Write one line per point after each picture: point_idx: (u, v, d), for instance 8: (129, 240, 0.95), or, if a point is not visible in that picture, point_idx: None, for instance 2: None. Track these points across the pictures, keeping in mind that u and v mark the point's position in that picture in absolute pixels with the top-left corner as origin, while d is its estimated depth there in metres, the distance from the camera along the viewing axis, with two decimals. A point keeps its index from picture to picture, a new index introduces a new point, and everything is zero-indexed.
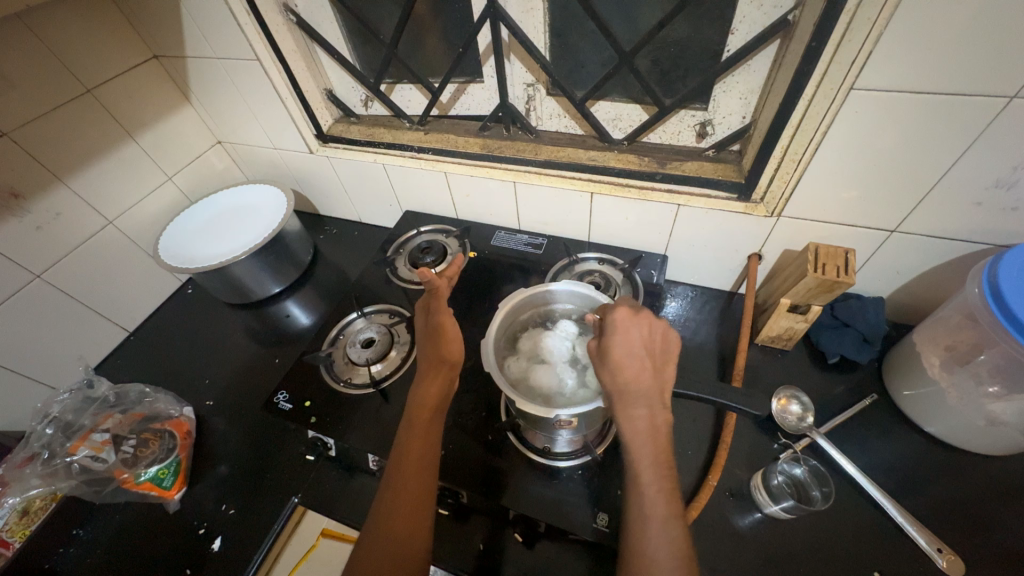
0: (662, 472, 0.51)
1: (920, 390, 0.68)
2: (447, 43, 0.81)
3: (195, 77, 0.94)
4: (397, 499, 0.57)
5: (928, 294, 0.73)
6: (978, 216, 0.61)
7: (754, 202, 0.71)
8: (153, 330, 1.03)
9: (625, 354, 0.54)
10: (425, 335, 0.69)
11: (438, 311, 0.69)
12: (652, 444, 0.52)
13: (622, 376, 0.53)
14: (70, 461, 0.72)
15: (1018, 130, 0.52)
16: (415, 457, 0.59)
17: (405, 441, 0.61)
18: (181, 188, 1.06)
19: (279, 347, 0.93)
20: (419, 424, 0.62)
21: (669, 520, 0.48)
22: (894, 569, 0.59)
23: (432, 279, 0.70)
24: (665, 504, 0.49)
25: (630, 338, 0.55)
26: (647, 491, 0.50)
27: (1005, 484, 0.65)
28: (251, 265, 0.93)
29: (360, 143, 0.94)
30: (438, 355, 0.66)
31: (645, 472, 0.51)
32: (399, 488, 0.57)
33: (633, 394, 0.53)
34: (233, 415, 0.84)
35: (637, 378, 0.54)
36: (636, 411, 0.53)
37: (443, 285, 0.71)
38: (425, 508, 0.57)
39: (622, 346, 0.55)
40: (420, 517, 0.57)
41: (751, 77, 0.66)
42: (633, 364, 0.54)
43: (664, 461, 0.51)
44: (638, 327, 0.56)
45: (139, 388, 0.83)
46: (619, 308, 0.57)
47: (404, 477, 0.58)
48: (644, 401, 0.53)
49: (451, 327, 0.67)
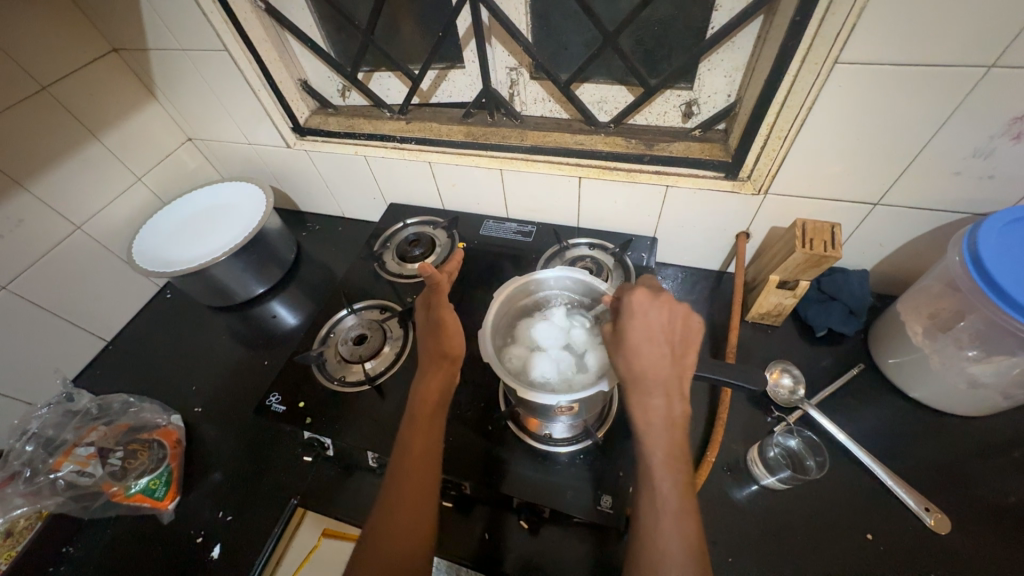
0: (675, 468, 0.52)
1: (904, 358, 0.71)
2: (425, 28, 0.78)
3: (159, 69, 0.89)
4: (398, 496, 0.57)
5: (909, 264, 0.75)
6: (957, 185, 0.63)
7: (742, 180, 0.72)
8: (131, 338, 0.99)
9: (643, 338, 0.55)
10: (426, 331, 0.68)
11: (438, 306, 0.67)
12: (668, 435, 0.53)
13: (638, 362, 0.54)
14: (54, 477, 0.69)
15: (996, 99, 0.53)
16: (417, 454, 0.59)
17: (406, 436, 0.61)
18: (153, 189, 1.01)
19: (267, 348, 0.91)
20: (420, 422, 0.61)
21: (681, 515, 0.50)
22: (886, 529, 0.62)
23: (432, 274, 0.68)
24: (678, 499, 0.50)
25: (649, 323, 0.55)
26: (661, 486, 0.51)
27: (985, 441, 0.68)
28: (233, 267, 0.90)
29: (339, 135, 0.91)
30: (440, 350, 0.65)
31: (659, 466, 0.52)
32: (403, 485, 0.57)
33: (649, 381, 0.54)
34: (224, 421, 0.82)
35: (655, 366, 0.54)
36: (653, 400, 0.53)
37: (444, 279, 0.70)
38: (426, 506, 0.57)
39: (639, 330, 0.55)
40: (422, 516, 0.56)
41: (735, 54, 0.66)
42: (650, 350, 0.55)
43: (678, 455, 0.52)
44: (658, 312, 0.56)
45: (123, 399, 0.80)
46: (637, 291, 0.57)
47: (404, 473, 0.58)
48: (661, 389, 0.54)
49: (451, 321, 0.66)
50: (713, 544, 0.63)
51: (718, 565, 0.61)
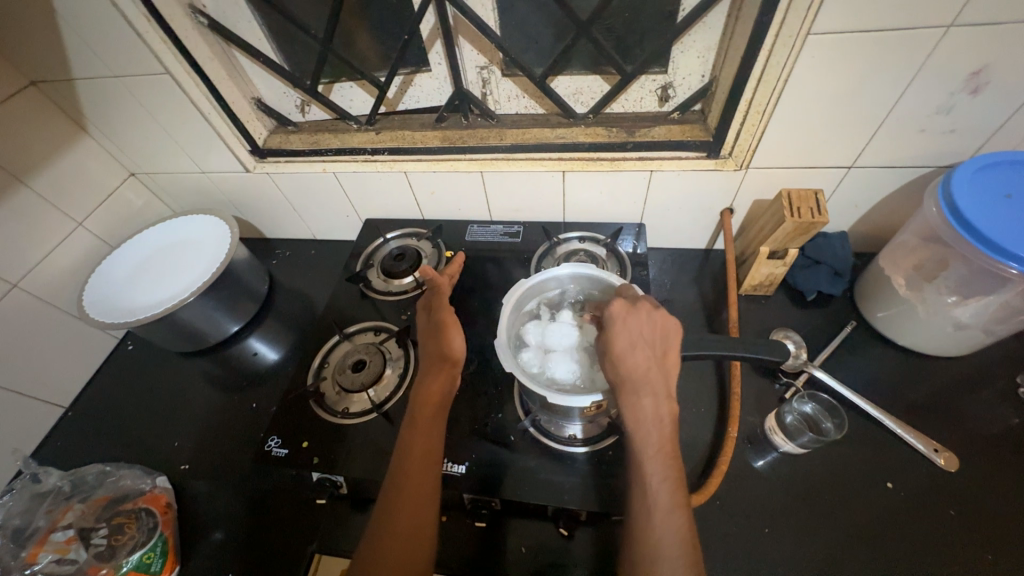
0: (665, 463, 0.50)
1: (892, 310, 0.74)
2: (387, 32, 0.74)
3: (89, 101, 0.80)
4: (394, 502, 0.54)
5: (882, 221, 0.79)
6: (923, 142, 0.66)
7: (723, 157, 0.73)
8: (93, 400, 0.89)
9: (626, 344, 0.56)
10: (427, 334, 0.67)
11: (441, 308, 0.68)
12: (657, 432, 0.52)
13: (624, 365, 0.55)
14: (32, 572, 0.61)
15: (954, 57, 0.56)
16: (416, 454, 0.56)
17: (407, 439, 0.58)
18: (97, 234, 0.91)
19: (253, 389, 0.84)
20: (420, 423, 0.59)
21: (672, 510, 0.48)
22: (902, 475, 0.65)
23: (433, 276, 0.71)
24: (669, 494, 0.49)
25: (630, 329, 0.57)
26: (652, 481, 0.50)
27: (973, 377, 0.73)
28: (202, 306, 0.83)
29: (303, 153, 0.85)
30: (442, 353, 0.64)
31: (649, 461, 0.51)
32: (403, 486, 0.54)
33: (636, 382, 0.54)
34: (216, 475, 0.75)
35: (640, 368, 0.54)
36: (640, 400, 0.53)
37: (445, 283, 0.72)
38: (427, 511, 0.54)
39: (621, 337, 0.56)
40: (422, 520, 0.53)
41: (707, 34, 0.67)
42: (633, 354, 0.55)
43: (668, 450, 0.51)
44: (638, 316, 0.57)
45: (97, 469, 0.73)
46: (615, 300, 0.59)
47: (402, 475, 0.55)
48: (648, 389, 0.53)
49: (453, 323, 0.67)
50: (748, 518, 0.64)
51: (757, 538, 0.62)
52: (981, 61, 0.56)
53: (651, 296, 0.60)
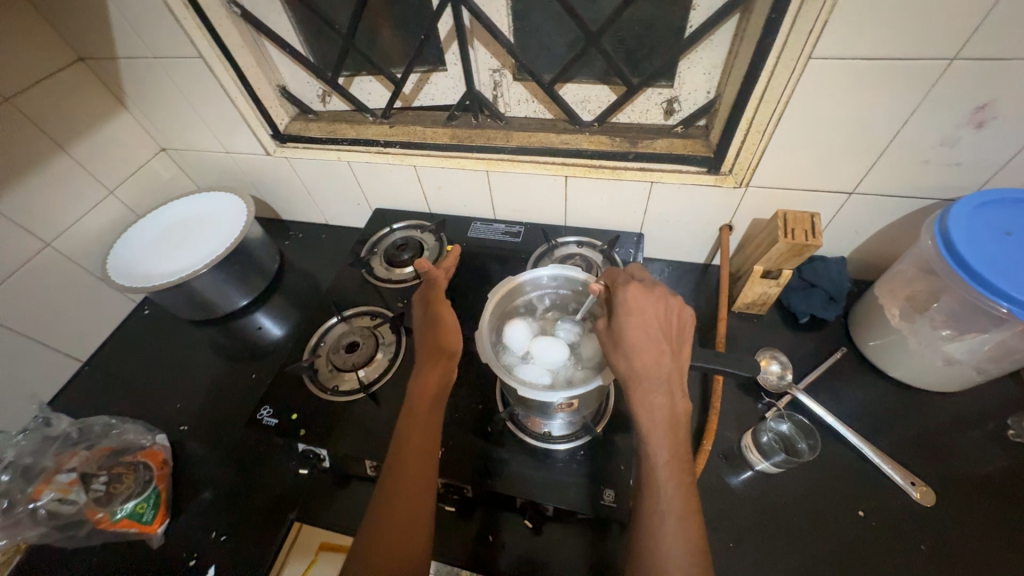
0: (680, 469, 0.53)
1: (884, 339, 0.74)
2: (407, 32, 0.78)
3: (129, 78, 0.86)
4: (392, 491, 0.56)
5: (883, 250, 0.79)
6: (926, 173, 0.66)
7: (723, 174, 0.74)
8: (108, 358, 0.95)
9: (641, 335, 0.55)
10: (424, 327, 0.69)
11: (437, 301, 0.70)
12: (672, 435, 0.54)
13: (640, 360, 0.55)
14: (35, 507, 0.66)
15: (958, 91, 0.56)
16: (415, 447, 0.59)
17: (404, 432, 0.60)
18: (126, 202, 0.97)
19: (254, 361, 0.89)
20: (418, 414, 0.61)
21: (685, 517, 0.51)
22: (875, 505, 0.64)
23: (428, 270, 0.72)
24: (682, 501, 0.51)
25: (645, 319, 0.56)
26: (666, 488, 0.52)
27: (962, 414, 0.71)
28: (214, 278, 0.88)
29: (321, 141, 0.90)
30: (438, 346, 0.65)
31: (663, 465, 0.53)
32: (401, 473, 0.57)
33: (651, 378, 0.55)
34: (211, 438, 0.79)
35: (655, 363, 0.55)
36: (656, 398, 0.54)
37: (440, 276, 0.73)
38: (425, 502, 0.56)
39: (636, 327, 0.56)
40: (419, 507, 0.56)
41: (713, 52, 0.68)
42: (648, 346, 0.55)
43: (682, 455, 0.53)
44: (653, 306, 0.57)
45: (104, 421, 0.77)
46: (630, 285, 0.58)
47: (401, 467, 0.57)
48: (663, 386, 0.55)
49: (449, 317, 0.68)
50: (713, 531, 0.64)
51: (720, 551, 0.63)
52: (986, 95, 0.56)
53: (663, 284, 0.60)
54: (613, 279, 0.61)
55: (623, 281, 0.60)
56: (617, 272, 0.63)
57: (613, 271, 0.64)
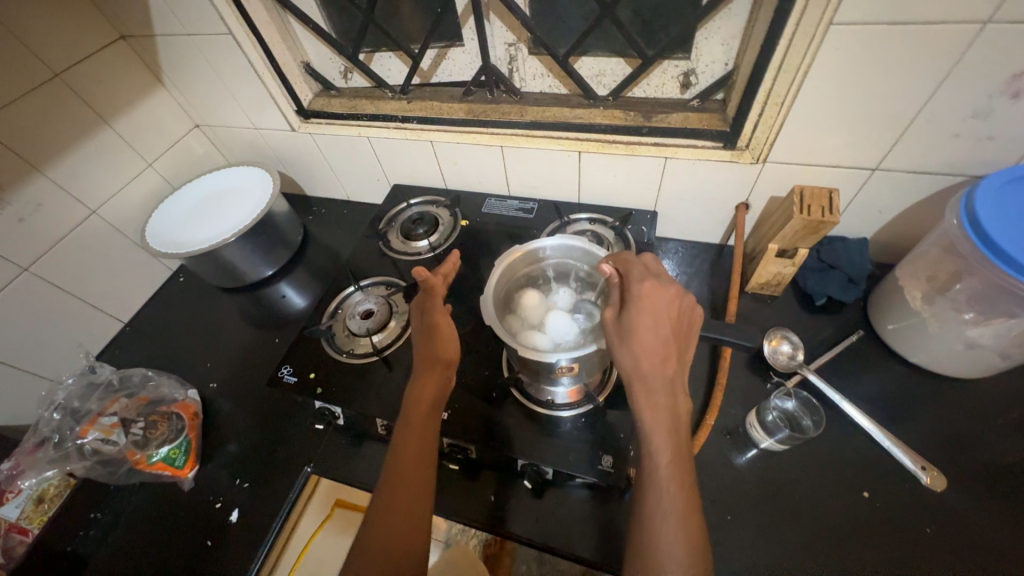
0: (682, 468, 0.52)
1: (903, 323, 0.71)
2: (425, 6, 0.79)
3: (166, 56, 0.91)
4: (393, 498, 0.57)
5: (908, 231, 0.76)
6: (956, 147, 0.63)
7: (739, 149, 0.72)
8: (148, 320, 1.03)
9: (650, 332, 0.54)
10: (421, 334, 0.66)
11: (433, 310, 0.65)
12: (675, 434, 0.53)
13: (645, 358, 0.54)
14: (81, 444, 0.73)
15: (991, 58, 0.53)
16: (414, 453, 0.59)
17: (403, 439, 0.60)
18: (163, 175, 1.04)
19: (278, 327, 0.94)
20: (415, 424, 0.61)
21: (687, 515, 0.50)
22: (883, 487, 0.63)
23: (427, 276, 0.66)
24: (682, 501, 0.51)
25: (655, 315, 0.55)
26: (668, 486, 0.51)
27: (985, 402, 0.69)
28: (242, 248, 0.93)
29: (342, 117, 0.92)
30: (434, 357, 0.64)
31: (666, 465, 0.52)
32: (396, 488, 0.57)
33: (654, 377, 0.54)
34: (238, 396, 0.85)
35: (660, 363, 0.54)
36: (658, 397, 0.54)
37: (439, 282, 0.67)
38: (423, 509, 0.58)
39: (646, 323, 0.54)
40: (419, 513, 0.57)
41: (731, 22, 0.66)
42: (656, 344, 0.54)
43: (684, 455, 0.53)
44: (666, 303, 0.55)
45: (141, 373, 0.84)
46: (645, 281, 0.57)
47: (400, 474, 0.58)
48: (666, 386, 0.54)
49: (446, 326, 0.65)
50: (712, 504, 0.65)
51: (718, 523, 0.64)
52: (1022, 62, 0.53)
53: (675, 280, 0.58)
54: (626, 271, 0.60)
55: (638, 275, 0.58)
56: (631, 261, 0.61)
57: (624, 260, 0.62)
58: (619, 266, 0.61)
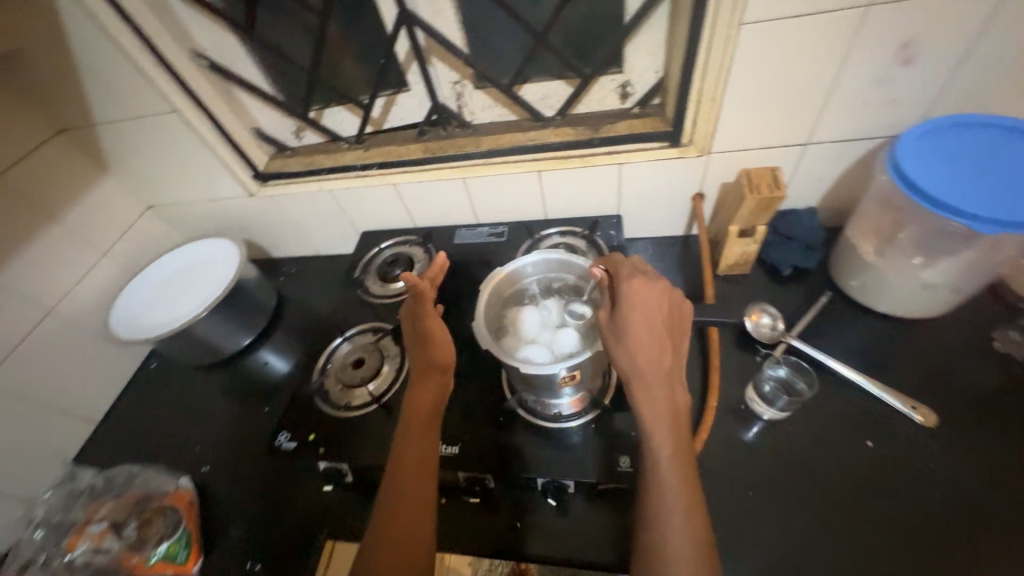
0: (682, 462, 0.54)
1: (863, 277, 0.77)
2: (367, 60, 0.82)
3: (110, 143, 0.90)
4: (394, 507, 0.57)
5: (849, 193, 0.82)
6: (871, 113, 0.70)
7: (685, 145, 0.78)
8: (122, 415, 0.96)
9: (643, 330, 0.56)
10: (414, 341, 0.69)
11: (425, 316, 0.68)
12: (674, 429, 0.55)
13: (641, 356, 0.56)
14: (70, 558, 0.69)
15: (882, 34, 0.60)
16: (414, 460, 0.60)
17: (402, 447, 0.61)
18: (121, 263, 1.00)
19: (265, 395, 0.90)
20: (414, 431, 0.62)
21: (692, 510, 0.52)
22: (881, 433, 0.67)
23: (415, 282, 0.70)
24: (686, 495, 0.52)
25: (647, 313, 0.57)
26: (671, 482, 0.53)
27: (949, 336, 0.74)
28: (216, 321, 0.90)
29: (301, 174, 0.93)
30: (431, 361, 0.66)
31: (667, 462, 0.53)
32: (398, 494, 0.58)
33: (652, 373, 0.56)
34: (233, 475, 0.81)
35: (657, 360, 0.56)
36: (658, 393, 0.55)
37: (427, 287, 0.72)
38: (425, 517, 0.57)
39: (640, 321, 0.57)
40: (421, 519, 0.57)
41: (655, 34, 0.72)
42: (651, 342, 0.56)
43: (684, 450, 0.54)
44: (657, 300, 0.58)
45: (126, 471, 0.80)
46: (635, 278, 0.59)
47: (400, 481, 0.59)
48: (664, 381, 0.56)
49: (439, 331, 0.68)
50: (732, 483, 0.66)
51: (740, 500, 0.65)
52: (907, 34, 0.60)
53: (663, 276, 0.60)
54: (614, 271, 0.62)
55: (627, 273, 0.60)
56: (619, 260, 0.64)
57: (613, 260, 0.64)
58: (608, 268, 0.64)
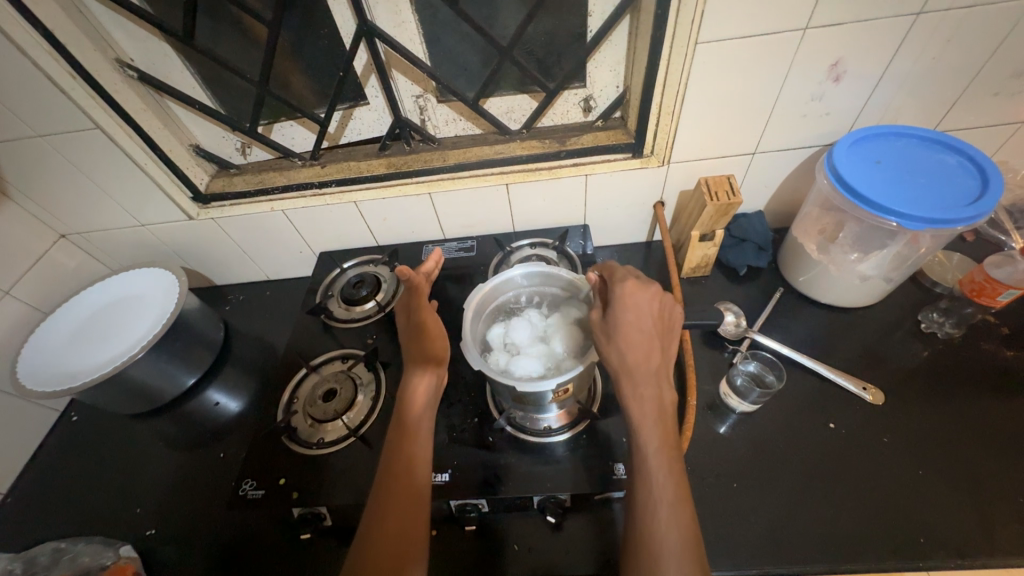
0: (670, 456, 0.54)
1: (810, 274, 0.84)
2: (322, 73, 0.78)
3: (11, 165, 0.76)
4: (384, 501, 0.55)
5: (790, 197, 0.90)
6: (808, 125, 0.77)
7: (647, 155, 0.81)
8: (36, 480, 0.82)
9: (634, 330, 0.58)
10: (409, 335, 0.68)
11: (420, 310, 0.68)
12: (661, 425, 0.56)
13: (632, 353, 0.57)
14: None
15: (816, 54, 0.67)
16: (406, 454, 0.58)
17: (394, 443, 0.60)
18: (29, 302, 0.86)
19: (218, 439, 0.81)
20: (407, 426, 0.61)
21: (677, 503, 0.52)
22: (840, 414, 0.73)
23: (411, 276, 0.69)
24: (673, 488, 0.52)
25: (639, 313, 0.59)
26: (657, 476, 0.53)
27: (885, 320, 0.83)
28: (155, 361, 0.80)
29: (249, 194, 0.85)
30: (425, 354, 0.65)
31: (654, 457, 0.54)
32: (391, 486, 0.56)
33: (640, 369, 0.57)
34: (186, 534, 0.71)
35: (647, 358, 0.57)
36: (645, 389, 0.56)
37: (422, 281, 0.71)
38: (418, 514, 0.55)
39: (631, 321, 0.58)
40: (413, 516, 0.54)
41: (615, 51, 0.75)
42: (642, 341, 0.58)
43: (671, 444, 0.55)
44: (648, 301, 0.60)
45: (51, 548, 0.69)
46: (628, 281, 0.61)
47: (391, 476, 0.57)
48: (652, 378, 0.57)
49: (434, 325, 0.68)
50: (718, 477, 0.69)
51: (727, 493, 0.67)
52: (836, 55, 0.67)
53: (656, 282, 0.62)
54: (609, 275, 0.64)
55: (620, 277, 0.62)
56: (615, 267, 0.65)
57: (608, 267, 0.66)
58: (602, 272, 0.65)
